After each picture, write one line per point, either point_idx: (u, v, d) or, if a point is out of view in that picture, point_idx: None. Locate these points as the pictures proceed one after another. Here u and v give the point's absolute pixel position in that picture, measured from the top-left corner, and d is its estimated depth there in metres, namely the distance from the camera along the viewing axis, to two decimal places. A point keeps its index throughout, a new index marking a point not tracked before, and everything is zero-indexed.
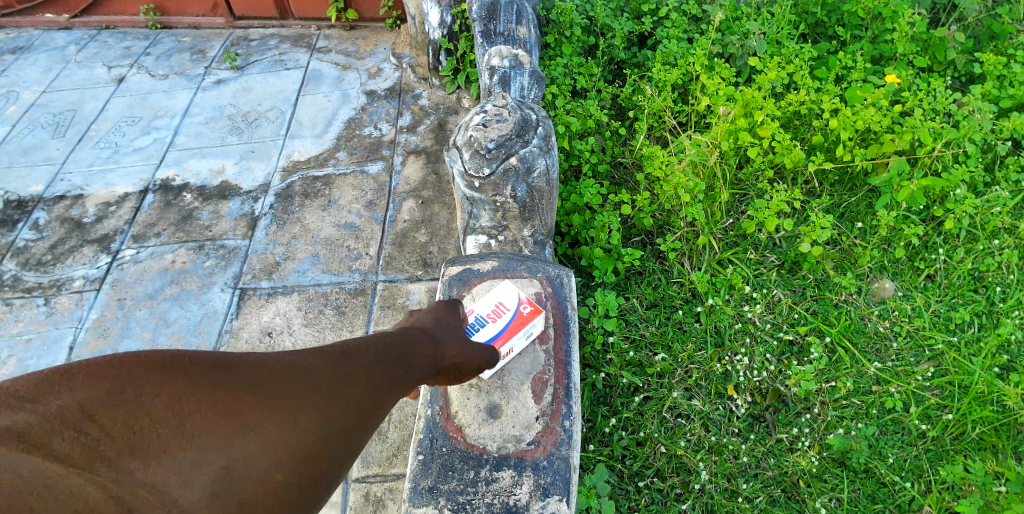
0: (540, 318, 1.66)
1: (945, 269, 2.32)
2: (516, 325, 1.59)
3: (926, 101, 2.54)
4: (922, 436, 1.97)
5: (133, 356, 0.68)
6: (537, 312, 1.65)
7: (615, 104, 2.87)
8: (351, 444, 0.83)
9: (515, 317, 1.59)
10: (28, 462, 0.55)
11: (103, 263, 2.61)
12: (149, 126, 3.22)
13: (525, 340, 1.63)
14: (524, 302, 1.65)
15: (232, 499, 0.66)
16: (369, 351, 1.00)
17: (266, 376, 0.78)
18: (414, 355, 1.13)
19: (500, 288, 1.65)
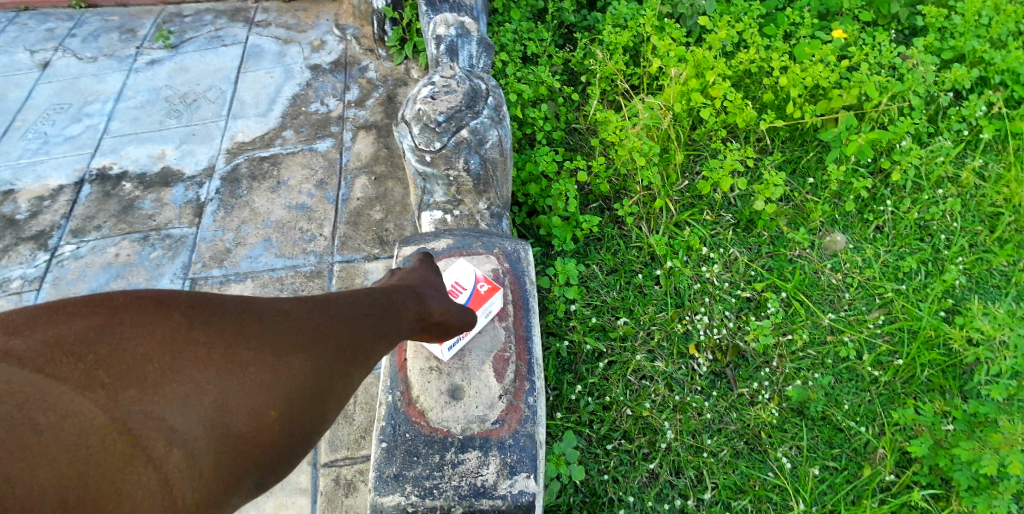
0: (497, 296, 1.67)
1: (893, 220, 2.39)
2: (474, 304, 1.59)
3: (871, 56, 2.59)
4: (875, 381, 2.05)
5: (130, 298, 0.79)
6: (495, 289, 1.66)
7: (567, 69, 2.83)
8: (324, 395, 0.97)
9: (474, 296, 1.59)
10: (42, 381, 0.66)
11: (41, 261, 2.49)
12: (81, 113, 3.05)
13: (484, 318, 1.63)
14: (481, 281, 1.65)
15: (221, 434, 0.80)
16: (352, 308, 1.09)
17: (252, 330, 0.90)
18: (400, 311, 1.18)
19: (456, 267, 1.64)
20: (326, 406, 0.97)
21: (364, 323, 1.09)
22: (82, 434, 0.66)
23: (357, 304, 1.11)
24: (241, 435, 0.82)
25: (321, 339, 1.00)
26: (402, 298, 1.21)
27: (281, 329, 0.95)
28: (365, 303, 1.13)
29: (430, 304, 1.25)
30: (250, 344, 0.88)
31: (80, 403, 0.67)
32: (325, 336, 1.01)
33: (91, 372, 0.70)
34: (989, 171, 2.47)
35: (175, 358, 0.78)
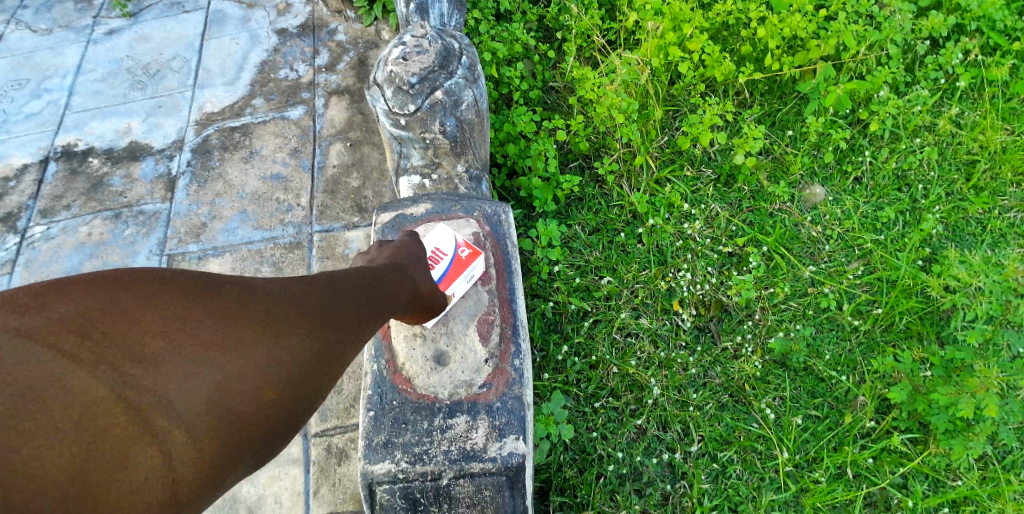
0: (480, 258, 1.67)
1: (871, 171, 2.40)
2: (456, 269, 1.61)
3: (849, 5, 2.56)
4: (855, 331, 2.09)
5: (127, 276, 0.77)
6: (476, 252, 1.66)
7: (542, 26, 2.76)
8: (326, 371, 0.94)
9: (453, 260, 1.62)
10: (43, 357, 0.63)
11: (11, 243, 2.42)
12: (39, 88, 2.93)
13: (469, 282, 1.63)
14: (462, 245, 1.66)
15: (226, 412, 0.77)
16: (346, 287, 1.06)
17: (250, 307, 0.86)
18: (392, 290, 1.17)
19: (435, 232, 1.67)
20: (328, 382, 0.95)
21: (359, 301, 1.07)
22: (86, 410, 0.63)
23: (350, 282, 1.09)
24: (244, 414, 0.79)
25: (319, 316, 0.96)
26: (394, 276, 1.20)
27: (278, 307, 0.91)
28: (358, 281, 1.10)
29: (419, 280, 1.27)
30: (248, 322, 0.84)
31: (86, 380, 0.64)
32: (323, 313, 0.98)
33: (94, 348, 0.67)
34: (965, 119, 2.48)
35: (174, 334, 0.75)
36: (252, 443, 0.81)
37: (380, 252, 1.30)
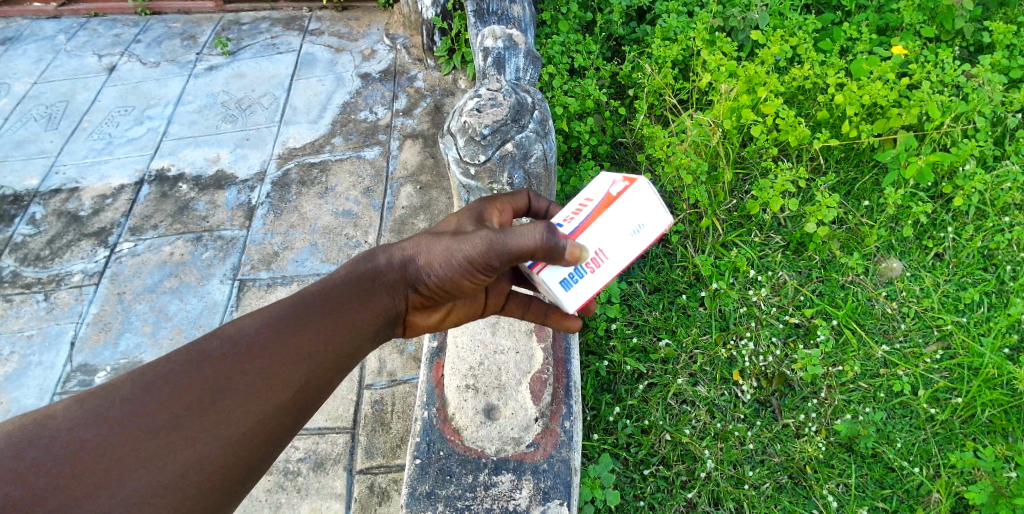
0: (645, 189, 1.12)
1: (954, 248, 2.28)
2: (599, 213, 1.14)
3: (934, 74, 2.48)
4: (931, 419, 1.95)
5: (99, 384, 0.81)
6: (634, 183, 1.13)
7: (614, 82, 2.81)
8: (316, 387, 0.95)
9: (596, 201, 1.16)
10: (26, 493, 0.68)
11: (101, 257, 2.60)
12: (142, 115, 3.19)
13: (631, 234, 1.11)
14: (615, 178, 1.18)
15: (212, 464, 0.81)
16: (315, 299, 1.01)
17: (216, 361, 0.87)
18: (382, 290, 1.09)
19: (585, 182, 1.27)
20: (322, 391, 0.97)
21: (355, 310, 1.04)
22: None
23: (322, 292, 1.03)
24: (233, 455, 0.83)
25: (290, 342, 0.94)
26: (388, 270, 1.10)
27: (264, 336, 0.92)
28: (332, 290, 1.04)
29: (427, 258, 1.11)
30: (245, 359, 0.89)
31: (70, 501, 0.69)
32: (292, 337, 0.95)
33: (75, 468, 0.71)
34: None
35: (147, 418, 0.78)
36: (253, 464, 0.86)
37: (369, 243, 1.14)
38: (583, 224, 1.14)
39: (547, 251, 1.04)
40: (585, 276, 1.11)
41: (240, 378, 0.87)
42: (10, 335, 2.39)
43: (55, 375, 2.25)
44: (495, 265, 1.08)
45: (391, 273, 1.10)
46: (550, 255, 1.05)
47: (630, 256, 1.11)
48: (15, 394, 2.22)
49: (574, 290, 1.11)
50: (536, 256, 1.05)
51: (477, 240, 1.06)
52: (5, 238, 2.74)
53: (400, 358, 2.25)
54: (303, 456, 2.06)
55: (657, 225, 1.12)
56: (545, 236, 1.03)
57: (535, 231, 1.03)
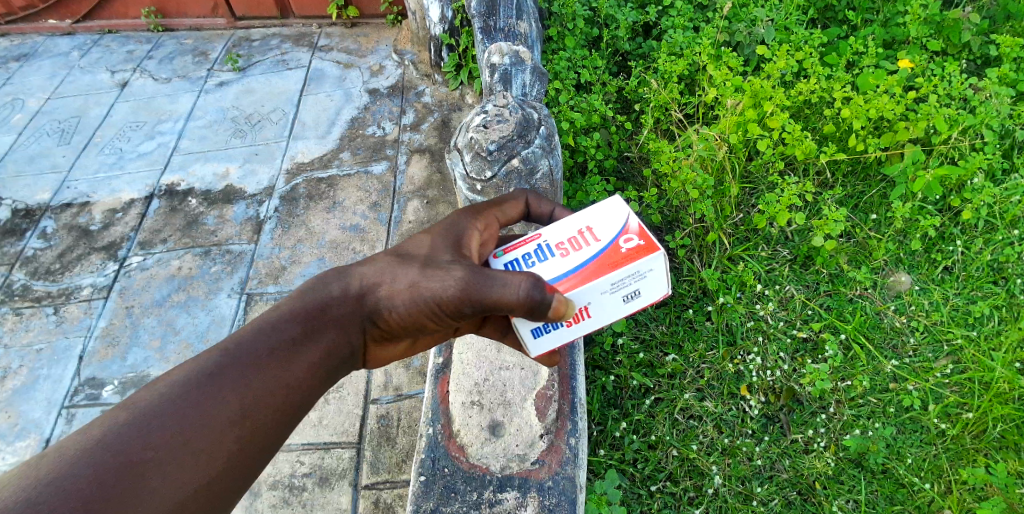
0: (657, 265, 1.18)
1: (963, 262, 2.26)
2: (601, 267, 1.16)
3: (941, 87, 2.47)
4: (942, 435, 1.92)
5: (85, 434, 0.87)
6: (652, 254, 1.17)
7: (620, 97, 2.83)
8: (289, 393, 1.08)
9: (608, 249, 1.18)
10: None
11: (110, 271, 2.62)
12: (153, 130, 3.23)
13: (623, 301, 1.19)
14: (632, 233, 1.20)
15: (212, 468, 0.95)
16: (267, 338, 1.06)
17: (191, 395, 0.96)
18: (342, 313, 1.14)
19: (599, 204, 1.26)
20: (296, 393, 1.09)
21: (318, 329, 1.12)
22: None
23: (276, 328, 1.07)
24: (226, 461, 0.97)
25: (244, 387, 1.01)
26: (344, 302, 1.14)
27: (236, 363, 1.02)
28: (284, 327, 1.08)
29: (391, 293, 1.13)
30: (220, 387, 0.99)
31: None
32: (245, 381, 1.01)
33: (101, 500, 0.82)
34: None
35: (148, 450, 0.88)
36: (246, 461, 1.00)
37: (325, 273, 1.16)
38: (589, 273, 1.16)
39: (532, 311, 1.06)
40: (561, 329, 1.19)
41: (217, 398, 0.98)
42: (20, 348, 2.41)
43: (63, 388, 2.27)
44: (466, 311, 1.10)
45: (349, 305, 1.13)
46: (532, 315, 1.07)
47: (612, 321, 1.20)
48: (23, 407, 2.23)
49: (552, 336, 1.19)
50: (514, 312, 1.07)
51: (447, 286, 1.08)
52: (17, 252, 2.77)
53: (406, 372, 2.26)
54: (309, 471, 2.06)
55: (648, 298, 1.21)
56: (531, 298, 1.04)
57: (523, 291, 1.04)
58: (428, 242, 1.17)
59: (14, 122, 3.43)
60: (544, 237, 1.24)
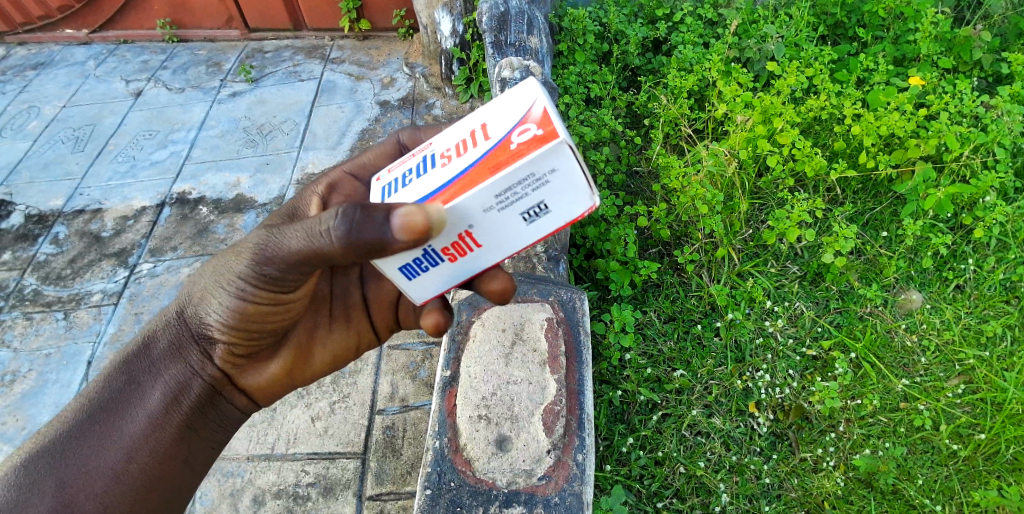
0: (559, 161, 0.91)
1: (975, 280, 2.25)
2: (481, 168, 0.93)
3: (952, 104, 2.46)
4: (954, 456, 1.90)
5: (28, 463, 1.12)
6: (547, 147, 0.89)
7: (630, 112, 2.85)
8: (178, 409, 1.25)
9: (497, 147, 0.94)
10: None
11: (121, 277, 2.64)
12: (166, 139, 3.27)
13: (521, 217, 0.97)
14: (533, 122, 0.94)
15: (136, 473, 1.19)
16: (106, 383, 1.21)
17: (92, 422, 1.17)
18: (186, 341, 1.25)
19: (510, 98, 1.02)
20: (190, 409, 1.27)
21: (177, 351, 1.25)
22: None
23: (112, 375, 1.22)
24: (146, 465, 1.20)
25: (97, 427, 1.17)
26: (172, 332, 1.25)
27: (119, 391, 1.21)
28: (120, 371, 1.23)
29: (202, 300, 1.20)
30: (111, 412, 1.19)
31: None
32: (95, 423, 1.17)
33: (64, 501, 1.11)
34: None
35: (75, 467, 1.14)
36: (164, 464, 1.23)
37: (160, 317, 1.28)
38: (465, 182, 0.93)
39: (354, 247, 0.95)
40: (440, 265, 1.05)
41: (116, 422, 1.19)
42: (29, 353, 2.43)
43: (71, 394, 2.27)
44: (275, 269, 1.08)
45: (173, 331, 1.25)
46: (355, 250, 0.96)
47: (511, 240, 1.01)
48: (31, 412, 2.25)
49: (434, 265, 1.05)
50: (335, 253, 0.98)
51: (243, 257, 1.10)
52: (28, 257, 2.79)
53: (412, 383, 2.26)
54: (313, 481, 2.05)
55: (561, 206, 0.97)
56: (340, 229, 0.94)
57: (331, 223, 0.95)
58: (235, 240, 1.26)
59: (29, 129, 3.48)
60: (433, 147, 1.07)
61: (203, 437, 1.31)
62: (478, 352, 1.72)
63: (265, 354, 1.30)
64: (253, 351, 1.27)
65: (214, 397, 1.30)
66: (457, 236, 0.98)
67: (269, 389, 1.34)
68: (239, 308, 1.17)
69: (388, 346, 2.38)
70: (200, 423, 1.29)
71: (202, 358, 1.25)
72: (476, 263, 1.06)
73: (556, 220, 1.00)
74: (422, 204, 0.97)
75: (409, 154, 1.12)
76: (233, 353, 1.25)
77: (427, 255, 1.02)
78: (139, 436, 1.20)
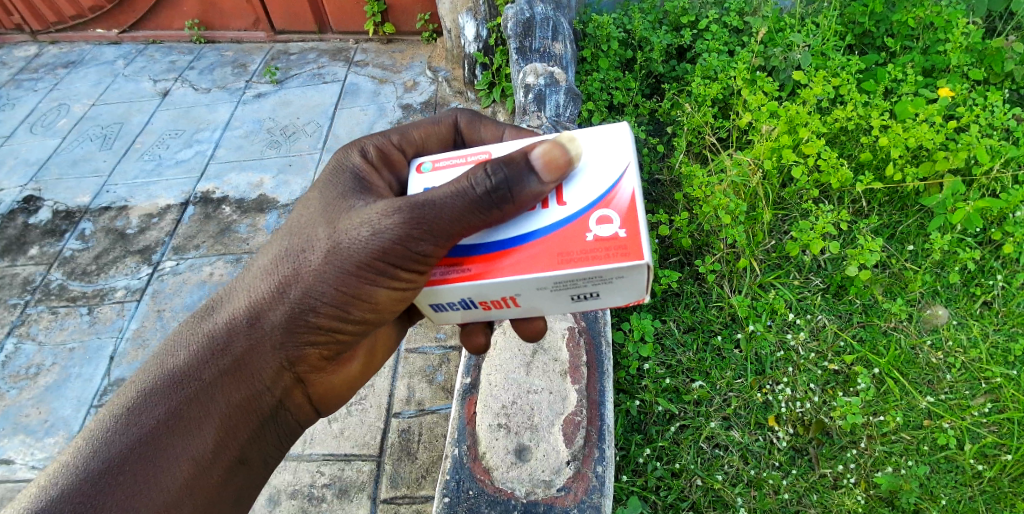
0: (631, 272, 1.01)
1: (1004, 297, 2.19)
2: (554, 247, 1.04)
3: (983, 117, 2.40)
4: (978, 476, 1.85)
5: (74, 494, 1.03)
6: (627, 259, 1.00)
7: (653, 119, 2.85)
8: (239, 425, 1.20)
9: (575, 227, 1.05)
10: None
11: (144, 274, 2.68)
12: (192, 139, 3.32)
13: (569, 298, 1.09)
14: (618, 214, 1.04)
15: (197, 493, 1.14)
16: (149, 409, 1.12)
17: (152, 447, 1.10)
18: (253, 356, 1.18)
19: (595, 161, 1.11)
20: (250, 425, 1.23)
21: (239, 369, 1.18)
22: None
23: (155, 399, 1.13)
24: (206, 485, 1.16)
25: (146, 462, 1.09)
26: (235, 346, 1.17)
27: (179, 412, 1.13)
28: (165, 396, 1.13)
29: (284, 301, 1.14)
30: (169, 435, 1.12)
31: None
32: (144, 457, 1.09)
33: None
34: None
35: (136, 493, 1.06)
36: (224, 481, 1.21)
37: (214, 325, 1.18)
38: (535, 256, 1.04)
39: (496, 200, 1.01)
40: (474, 309, 1.16)
41: (178, 443, 1.12)
42: (54, 346, 2.47)
43: (93, 388, 2.31)
44: (430, 244, 1.04)
45: (235, 345, 1.17)
46: (499, 203, 1.01)
47: (548, 309, 1.14)
48: (54, 405, 2.28)
49: (471, 311, 1.16)
50: (482, 207, 1.01)
51: (348, 238, 1.09)
52: (55, 252, 2.85)
53: (430, 387, 2.26)
54: (328, 482, 2.06)
55: (610, 300, 1.09)
56: (492, 178, 0.99)
57: (479, 177, 1.00)
58: (311, 223, 1.16)
59: (59, 126, 3.55)
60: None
61: (253, 459, 1.28)
62: (500, 359, 1.73)
63: (336, 359, 1.30)
64: (328, 358, 1.25)
65: (276, 413, 1.27)
66: (502, 296, 1.09)
67: (333, 394, 1.36)
68: (339, 311, 1.15)
69: (406, 349, 2.39)
70: (254, 445, 1.27)
71: (275, 371, 1.20)
72: (505, 314, 1.18)
73: (601, 305, 1.12)
74: (483, 256, 1.07)
75: (460, 160, 1.18)
76: (309, 364, 1.23)
77: (464, 303, 1.13)
78: (203, 455, 1.15)
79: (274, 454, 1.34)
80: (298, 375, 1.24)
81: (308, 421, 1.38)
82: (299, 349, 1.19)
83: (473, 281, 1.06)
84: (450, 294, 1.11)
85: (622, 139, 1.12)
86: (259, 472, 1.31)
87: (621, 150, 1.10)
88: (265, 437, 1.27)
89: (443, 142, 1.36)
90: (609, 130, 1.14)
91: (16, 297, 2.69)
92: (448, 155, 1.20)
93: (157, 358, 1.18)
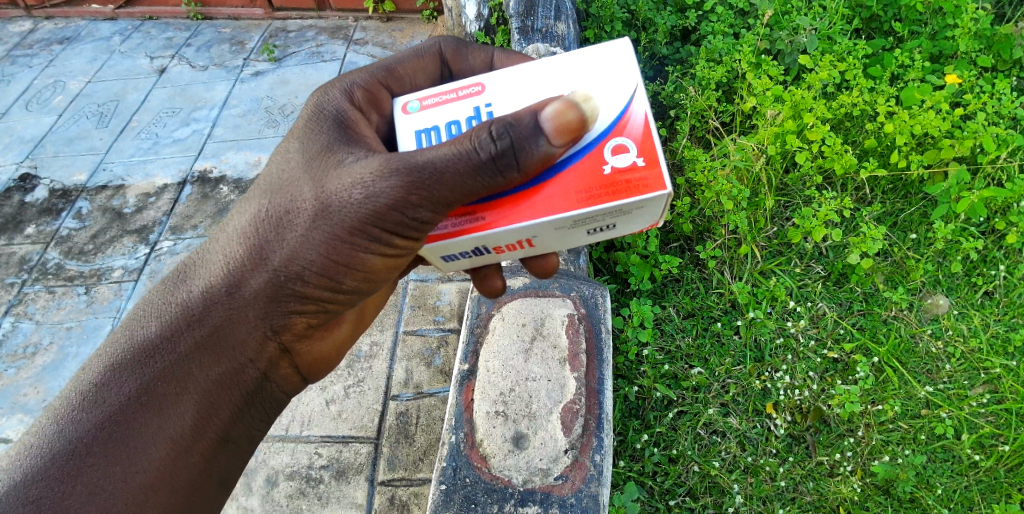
0: (653, 202, 1.04)
1: (1005, 287, 2.18)
2: (574, 186, 1.04)
3: (991, 105, 2.36)
4: (975, 466, 1.85)
5: (45, 475, 1.04)
6: (650, 191, 1.02)
7: (656, 102, 2.81)
8: (219, 400, 1.19)
9: (590, 161, 1.05)
10: None
11: (141, 254, 2.66)
12: (189, 117, 3.28)
13: (585, 232, 1.12)
14: (633, 142, 1.05)
15: (177, 471, 1.14)
16: (120, 386, 1.11)
17: (125, 424, 1.09)
18: (230, 328, 1.16)
19: (602, 80, 1.09)
20: (232, 400, 1.21)
21: (216, 343, 1.16)
22: None
23: (126, 375, 1.12)
24: (188, 462, 1.16)
25: (118, 439, 1.08)
26: (210, 319, 1.15)
27: (153, 388, 1.12)
28: (137, 372, 1.12)
29: (266, 269, 1.13)
30: (143, 412, 1.11)
31: None
32: (118, 435, 1.08)
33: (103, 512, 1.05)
34: None
35: (109, 474, 1.06)
36: (208, 456, 1.21)
37: (187, 298, 1.16)
38: (552, 198, 1.05)
39: (501, 166, 0.98)
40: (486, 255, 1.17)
41: (153, 420, 1.11)
42: (52, 325, 2.47)
43: None
44: (428, 211, 1.03)
45: (212, 316, 1.15)
46: (504, 169, 0.99)
47: (562, 244, 1.16)
48: (52, 384, 2.28)
49: (484, 255, 1.18)
50: (485, 173, 0.99)
51: (333, 200, 1.07)
52: (52, 231, 2.83)
53: (428, 370, 2.25)
54: (326, 464, 2.06)
55: (626, 227, 1.12)
56: (497, 141, 0.97)
57: (483, 139, 0.98)
58: (294, 181, 1.13)
59: (55, 103, 3.51)
60: (490, 101, 1.12)
61: (240, 436, 1.27)
62: (498, 346, 1.72)
63: (323, 326, 1.30)
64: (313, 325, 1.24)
65: (261, 388, 1.26)
66: (518, 239, 1.11)
67: (322, 363, 1.36)
68: (328, 279, 1.15)
69: (404, 332, 2.39)
70: (238, 421, 1.26)
71: (258, 344, 1.19)
72: (517, 255, 1.20)
73: (618, 233, 1.15)
74: (496, 204, 1.07)
75: (451, 95, 1.15)
76: (294, 333, 1.22)
77: (478, 250, 1.14)
78: (182, 432, 1.14)
79: (264, 427, 1.34)
80: (282, 345, 1.23)
81: (296, 390, 1.37)
82: (281, 318, 1.18)
83: (487, 230, 1.07)
84: (464, 245, 1.12)
85: (625, 57, 1.10)
86: (248, 447, 1.31)
87: (627, 68, 1.10)
88: (249, 413, 1.26)
89: (431, 77, 1.36)
90: (610, 48, 1.12)
91: (13, 276, 2.67)
92: (436, 92, 1.16)
93: (126, 331, 1.16)
